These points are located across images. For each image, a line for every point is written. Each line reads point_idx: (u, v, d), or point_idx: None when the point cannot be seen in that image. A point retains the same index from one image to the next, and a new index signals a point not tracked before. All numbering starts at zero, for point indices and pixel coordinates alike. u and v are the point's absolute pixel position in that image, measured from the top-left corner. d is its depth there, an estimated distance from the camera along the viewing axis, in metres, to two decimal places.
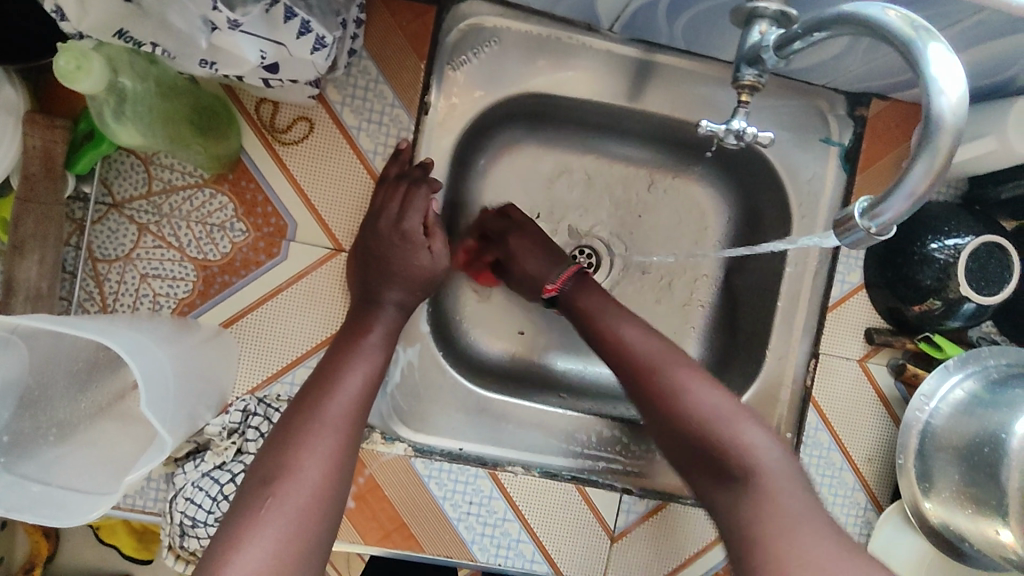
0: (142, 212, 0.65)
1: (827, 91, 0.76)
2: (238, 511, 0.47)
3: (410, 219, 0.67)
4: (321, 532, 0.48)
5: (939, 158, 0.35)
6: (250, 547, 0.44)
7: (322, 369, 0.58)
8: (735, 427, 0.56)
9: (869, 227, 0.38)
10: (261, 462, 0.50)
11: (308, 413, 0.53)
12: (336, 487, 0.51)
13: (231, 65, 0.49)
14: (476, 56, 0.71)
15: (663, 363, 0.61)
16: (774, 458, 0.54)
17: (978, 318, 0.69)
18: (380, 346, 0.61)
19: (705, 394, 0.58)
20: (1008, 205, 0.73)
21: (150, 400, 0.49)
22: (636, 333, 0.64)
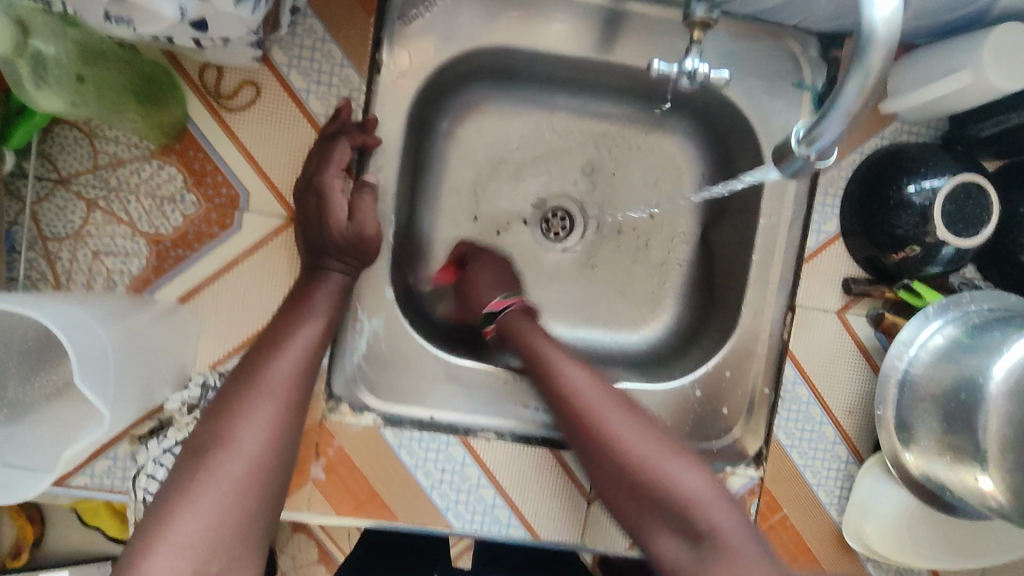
0: (89, 187, 0.63)
1: (799, 32, 0.72)
2: (174, 480, 0.49)
3: (327, 173, 0.63)
4: (261, 503, 0.50)
5: (871, 74, 0.38)
6: (182, 521, 0.46)
7: (264, 339, 0.60)
8: (674, 477, 0.59)
9: (808, 153, 0.43)
10: (198, 432, 0.52)
11: (246, 380, 0.55)
12: (278, 454, 0.53)
13: (148, 22, 0.46)
14: (428, 10, 0.68)
15: (599, 404, 0.64)
16: (695, 489, 0.59)
17: (958, 263, 0.67)
18: (323, 310, 0.62)
19: (638, 440, 0.62)
20: (989, 143, 0.70)
21: (83, 376, 0.49)
22: (574, 369, 0.67)
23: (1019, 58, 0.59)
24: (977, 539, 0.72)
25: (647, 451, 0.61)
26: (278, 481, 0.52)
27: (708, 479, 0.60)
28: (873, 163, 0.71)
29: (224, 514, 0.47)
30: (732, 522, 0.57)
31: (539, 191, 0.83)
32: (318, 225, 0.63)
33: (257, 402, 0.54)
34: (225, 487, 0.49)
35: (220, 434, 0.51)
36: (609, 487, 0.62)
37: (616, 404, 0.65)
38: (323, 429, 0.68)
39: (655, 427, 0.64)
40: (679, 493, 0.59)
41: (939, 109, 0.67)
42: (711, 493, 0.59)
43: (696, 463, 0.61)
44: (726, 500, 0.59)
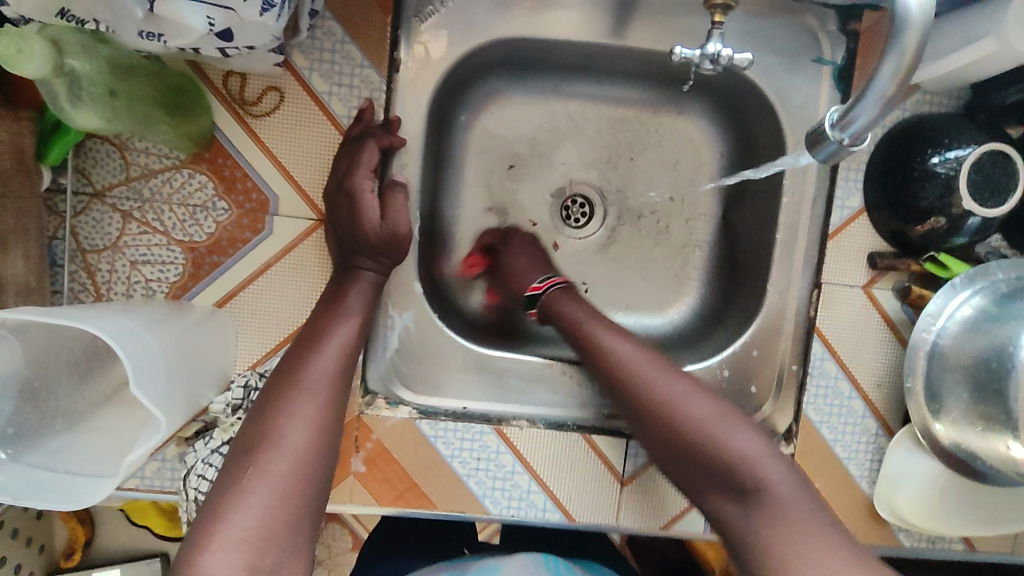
0: (123, 199, 0.65)
1: (816, 7, 0.71)
2: (225, 479, 0.51)
3: (357, 175, 0.64)
4: (309, 498, 0.51)
5: (906, 54, 0.38)
6: (235, 517, 0.47)
7: (302, 339, 0.61)
8: (728, 440, 0.56)
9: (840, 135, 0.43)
10: (244, 433, 0.54)
11: (288, 381, 0.57)
12: (322, 450, 0.54)
13: (179, 36, 0.47)
14: (444, 5, 0.69)
15: (642, 367, 0.62)
16: (750, 447, 0.56)
17: (985, 232, 0.67)
18: (356, 311, 0.63)
19: (698, 404, 0.59)
20: (1013, 110, 0.69)
21: (138, 384, 0.51)
22: (615, 337, 0.65)
23: None
24: (1009, 506, 0.72)
25: (701, 411, 0.58)
26: (323, 477, 0.54)
27: (761, 437, 0.57)
28: (893, 137, 0.71)
29: (274, 508, 0.49)
30: (780, 472, 0.55)
31: (559, 180, 0.84)
32: (351, 225, 0.64)
33: (299, 400, 0.55)
34: (274, 483, 0.50)
35: (267, 433, 0.53)
36: (657, 447, 0.60)
37: (652, 361, 0.63)
38: (360, 423, 0.70)
39: (696, 382, 0.61)
40: (726, 453, 0.56)
41: (961, 77, 0.67)
42: (750, 438, 0.56)
43: (741, 419, 0.58)
44: (773, 452, 0.56)
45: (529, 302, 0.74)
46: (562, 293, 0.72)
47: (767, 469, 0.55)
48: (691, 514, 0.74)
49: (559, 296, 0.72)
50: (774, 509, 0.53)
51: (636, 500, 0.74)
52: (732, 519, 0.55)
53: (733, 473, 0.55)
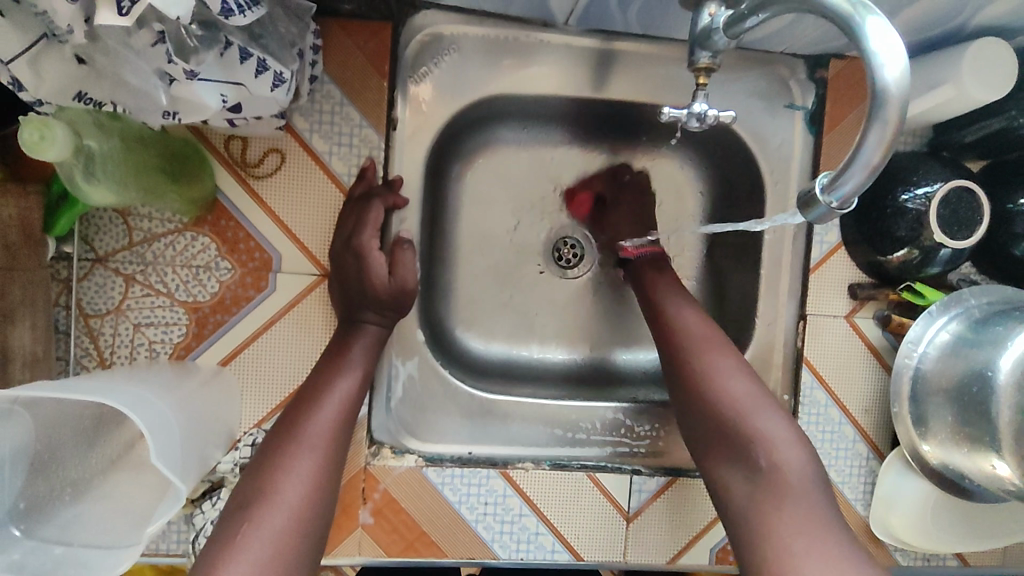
0: (126, 263, 0.65)
1: (785, 57, 0.76)
2: (220, 535, 0.52)
3: (362, 233, 0.66)
4: (300, 556, 0.53)
5: (889, 122, 0.36)
6: (227, 574, 0.48)
7: (304, 389, 0.62)
8: (755, 420, 0.60)
9: (829, 200, 0.39)
10: (244, 486, 0.55)
11: (288, 435, 0.58)
12: (316, 505, 0.55)
13: (193, 115, 0.49)
14: (437, 66, 0.71)
15: (680, 332, 0.68)
16: (774, 431, 0.59)
17: (956, 261, 0.71)
18: (358, 365, 0.65)
19: (734, 383, 0.63)
20: (973, 147, 0.74)
21: (159, 453, 0.50)
22: (693, 316, 0.69)
23: (992, 72, 0.64)
24: (997, 520, 0.76)
25: (739, 389, 0.62)
26: (316, 532, 0.55)
27: (791, 426, 0.60)
28: None
29: (265, 565, 0.50)
30: (794, 461, 0.57)
31: (550, 224, 0.87)
32: (358, 281, 0.66)
33: (298, 455, 0.57)
34: (268, 539, 0.51)
35: (263, 489, 0.54)
36: (694, 411, 0.64)
37: (710, 338, 0.67)
38: (367, 474, 0.71)
39: (744, 364, 0.65)
40: (755, 435, 0.59)
41: (924, 120, 0.71)
42: (754, 403, 0.61)
43: (777, 409, 0.61)
44: (800, 443, 0.59)
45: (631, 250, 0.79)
46: (654, 265, 0.76)
47: (783, 455, 0.57)
48: (693, 548, 0.76)
49: (653, 268, 0.76)
50: (785, 489, 0.55)
51: (642, 537, 0.75)
52: (733, 485, 0.59)
53: (750, 449, 0.59)
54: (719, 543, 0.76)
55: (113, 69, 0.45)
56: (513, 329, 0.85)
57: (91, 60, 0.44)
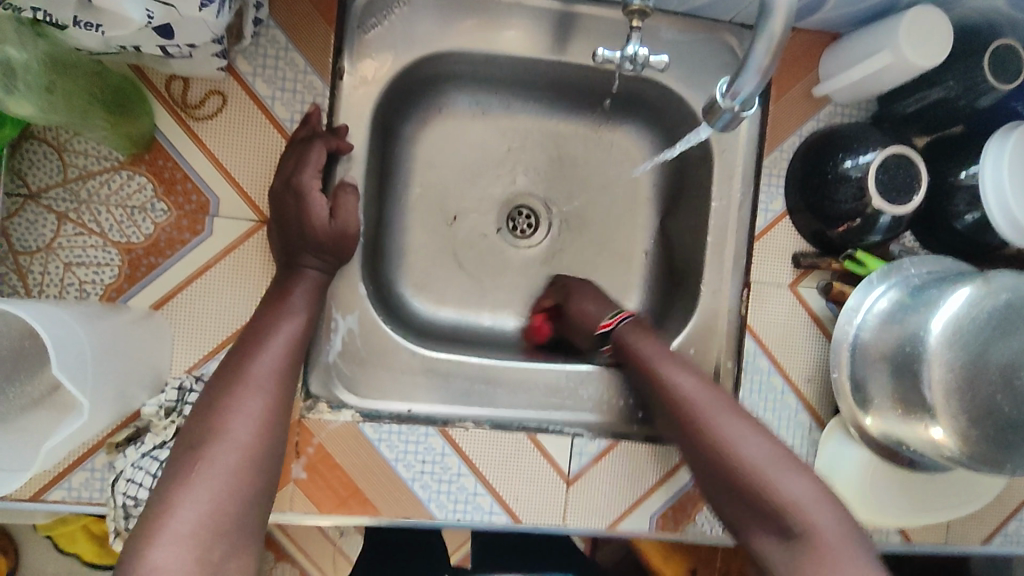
0: (59, 200, 0.64)
1: (733, 27, 0.77)
2: (168, 476, 0.51)
3: (304, 174, 0.65)
4: (256, 492, 0.53)
5: (776, 33, 0.42)
6: (183, 510, 0.48)
7: (249, 331, 0.62)
8: (780, 483, 0.59)
9: (732, 105, 0.47)
10: (190, 427, 0.54)
11: (231, 377, 0.57)
12: (269, 441, 0.56)
13: (116, 27, 0.48)
14: (386, 19, 0.72)
15: (702, 402, 0.66)
16: (797, 492, 0.58)
17: (897, 229, 0.72)
18: (301, 309, 0.64)
19: (746, 440, 0.62)
20: (914, 119, 0.75)
21: (65, 370, 0.51)
22: (687, 376, 0.68)
23: (929, 36, 0.65)
24: (937, 492, 0.76)
25: (755, 453, 0.61)
26: (270, 469, 0.55)
27: (814, 484, 0.60)
28: (809, 144, 0.76)
29: (223, 502, 0.50)
30: (825, 520, 0.57)
31: (503, 191, 0.87)
32: (298, 223, 0.65)
33: (245, 395, 0.56)
34: (223, 475, 0.51)
35: (213, 427, 0.54)
36: (720, 478, 0.63)
37: (720, 403, 0.66)
38: (301, 427, 0.69)
39: (751, 421, 0.65)
40: (779, 500, 0.59)
41: (865, 90, 0.73)
42: (771, 460, 0.61)
43: (796, 464, 0.61)
44: (827, 496, 0.59)
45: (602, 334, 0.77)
46: (635, 327, 0.75)
47: (812, 513, 0.57)
48: (634, 513, 0.75)
49: (634, 330, 0.75)
50: (823, 557, 0.55)
51: (583, 501, 0.74)
52: (777, 557, 0.58)
53: (782, 515, 0.58)
54: (660, 509, 0.75)
55: None
56: (463, 293, 0.85)
57: None
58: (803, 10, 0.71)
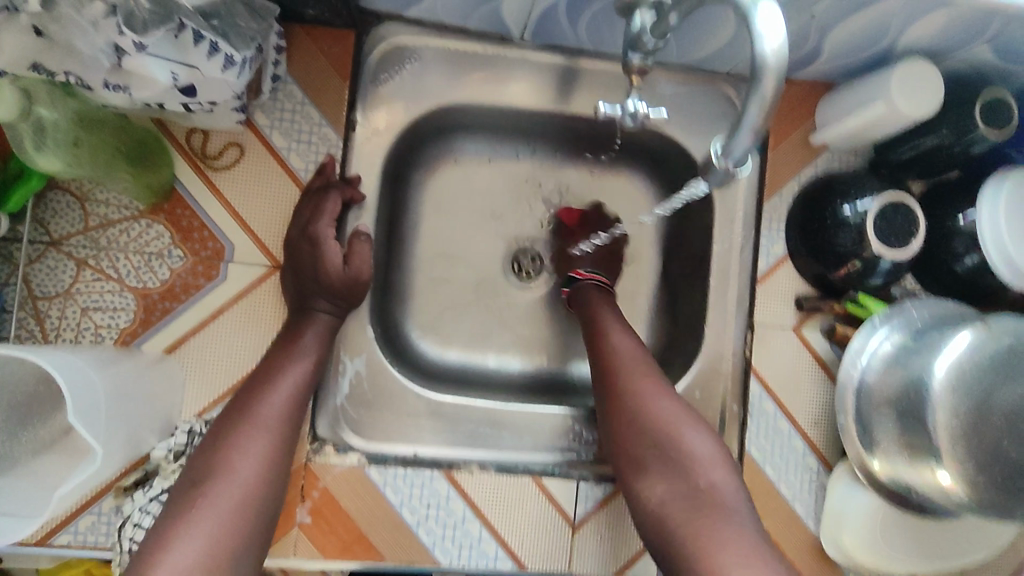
0: (80, 247, 0.67)
1: (731, 79, 0.80)
2: (170, 510, 0.52)
3: (320, 224, 0.67)
4: (251, 530, 0.54)
5: (767, 96, 0.41)
6: (181, 546, 0.49)
7: (261, 370, 0.63)
8: (686, 438, 0.62)
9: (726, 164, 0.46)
10: (195, 463, 0.56)
11: (240, 416, 0.59)
12: (269, 484, 0.57)
13: (144, 87, 0.51)
14: (398, 74, 0.75)
15: (628, 362, 0.69)
16: (705, 450, 0.62)
17: (897, 272, 0.73)
18: (311, 350, 0.66)
19: (659, 398, 0.65)
20: (910, 166, 0.77)
21: (79, 416, 0.52)
22: (624, 337, 0.71)
23: (919, 89, 0.67)
24: (948, 537, 0.75)
25: (667, 410, 0.64)
26: (268, 505, 0.56)
27: (713, 442, 0.63)
28: (809, 192, 0.78)
29: (220, 533, 0.51)
30: (721, 477, 0.60)
31: (509, 235, 0.89)
32: (313, 270, 0.67)
33: (253, 436, 0.58)
34: (223, 511, 0.52)
35: (218, 464, 0.55)
36: (621, 430, 0.65)
37: (646, 368, 0.68)
38: (307, 471, 0.70)
39: (665, 384, 0.67)
40: (688, 453, 0.61)
41: (861, 138, 0.75)
42: (682, 419, 0.64)
43: (699, 422, 0.65)
44: (697, 427, 0.64)
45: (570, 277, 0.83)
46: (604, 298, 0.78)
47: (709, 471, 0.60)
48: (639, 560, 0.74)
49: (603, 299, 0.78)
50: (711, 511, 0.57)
51: (589, 546, 0.74)
52: (667, 507, 0.59)
53: (693, 469, 0.60)
54: None
55: (65, 39, 0.46)
56: (471, 334, 0.86)
57: (46, 31, 0.45)
58: (799, 63, 0.73)
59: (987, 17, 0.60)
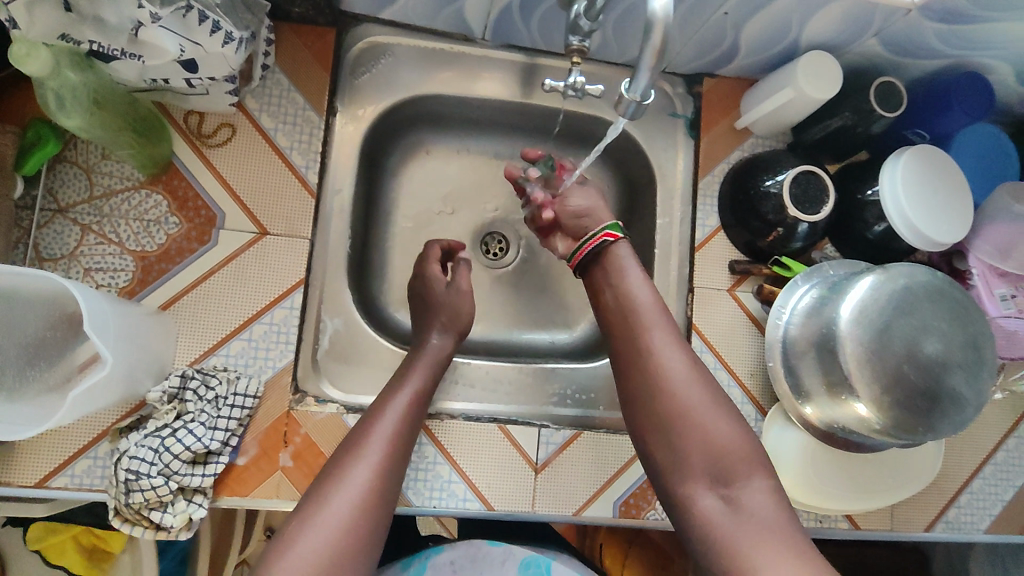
0: (85, 214, 0.74)
1: (667, 75, 0.91)
2: (302, 511, 0.63)
3: (431, 267, 0.88)
4: (368, 530, 0.64)
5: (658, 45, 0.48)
6: (304, 544, 0.60)
7: (386, 390, 0.75)
8: (716, 426, 0.66)
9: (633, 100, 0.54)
10: (316, 479, 0.67)
11: (364, 432, 0.70)
12: (382, 490, 0.67)
13: (155, 57, 0.60)
14: (373, 68, 0.85)
15: (651, 324, 0.72)
16: (734, 439, 0.66)
17: (814, 235, 0.83)
18: (421, 376, 0.77)
19: (681, 375, 0.69)
20: (821, 147, 0.89)
21: (94, 328, 0.59)
22: (649, 304, 0.74)
23: (822, 74, 0.78)
24: (874, 474, 0.83)
25: (698, 396, 0.68)
26: (379, 511, 0.66)
27: (739, 430, 0.67)
28: (735, 169, 0.88)
29: (340, 530, 0.62)
30: (756, 476, 0.63)
31: (476, 218, 0.98)
32: (424, 297, 0.86)
33: (363, 453, 0.68)
34: (336, 518, 0.62)
35: (332, 478, 0.66)
36: (649, 409, 0.69)
37: (671, 337, 0.72)
38: (290, 419, 0.76)
39: (693, 361, 0.71)
40: (717, 442, 0.65)
41: (778, 122, 0.86)
42: (708, 404, 0.68)
43: (726, 410, 0.68)
44: (726, 416, 0.68)
45: (614, 224, 0.79)
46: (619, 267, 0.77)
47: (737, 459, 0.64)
48: (597, 500, 0.81)
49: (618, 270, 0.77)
50: (746, 515, 0.60)
51: (550, 488, 0.80)
52: (710, 509, 0.63)
53: (722, 459, 0.64)
54: (622, 497, 0.81)
55: (93, 12, 0.55)
56: None
57: (75, 6, 0.55)
58: (722, 57, 0.85)
59: (870, 9, 0.72)
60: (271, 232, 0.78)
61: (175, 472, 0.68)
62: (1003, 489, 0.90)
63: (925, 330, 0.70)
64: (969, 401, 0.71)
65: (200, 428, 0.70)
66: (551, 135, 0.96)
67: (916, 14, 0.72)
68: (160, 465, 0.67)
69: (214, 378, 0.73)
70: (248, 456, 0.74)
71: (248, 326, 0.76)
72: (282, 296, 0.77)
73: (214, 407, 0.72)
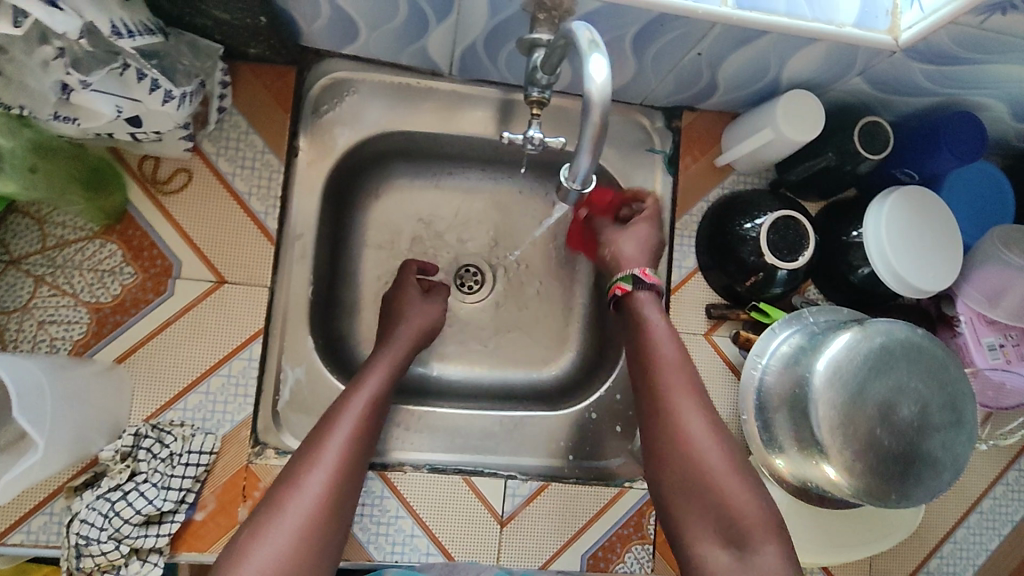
0: (37, 265, 0.72)
1: (646, 108, 0.88)
2: (252, 524, 0.59)
3: (409, 285, 0.86)
4: (323, 538, 0.60)
5: (597, 125, 0.49)
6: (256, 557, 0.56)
7: (344, 394, 0.72)
8: (735, 491, 0.63)
9: (573, 182, 0.56)
10: (272, 488, 0.63)
11: (322, 435, 0.66)
12: (340, 495, 0.63)
13: (91, 119, 0.58)
14: (337, 105, 0.82)
15: (671, 378, 0.70)
16: (755, 508, 0.63)
17: (794, 281, 0.80)
18: (370, 388, 0.72)
19: (700, 432, 0.67)
20: (805, 187, 0.85)
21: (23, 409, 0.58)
22: (672, 349, 0.71)
23: (802, 117, 0.75)
24: (848, 531, 0.81)
25: (717, 459, 0.65)
26: (338, 520, 0.63)
27: (755, 492, 0.64)
28: (713, 210, 0.85)
29: (293, 543, 0.58)
30: (772, 545, 0.60)
31: (450, 253, 0.95)
32: (389, 315, 0.84)
33: (324, 456, 0.64)
34: (292, 527, 0.59)
35: (290, 482, 0.62)
36: (667, 461, 0.67)
37: (693, 387, 0.70)
38: (248, 472, 0.74)
39: (715, 416, 0.68)
40: (734, 508, 0.62)
41: (758, 161, 0.83)
42: (726, 463, 0.65)
43: (746, 472, 0.65)
44: (748, 477, 0.65)
45: (627, 276, 0.76)
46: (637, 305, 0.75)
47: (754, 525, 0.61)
48: (565, 553, 0.79)
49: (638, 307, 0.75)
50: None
51: (516, 540, 0.78)
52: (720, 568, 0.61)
53: (737, 527, 0.62)
54: (591, 550, 0.79)
55: (18, 76, 0.53)
56: None
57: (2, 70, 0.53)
58: (701, 94, 0.81)
59: (852, 52, 0.68)
60: (229, 281, 0.76)
61: (126, 535, 0.67)
62: (987, 538, 0.87)
63: (900, 393, 0.68)
64: (943, 466, 0.69)
65: (152, 489, 0.69)
66: (519, 169, 0.93)
67: (901, 56, 0.68)
68: (110, 530, 0.66)
69: (170, 435, 0.72)
70: (206, 510, 0.72)
71: (206, 378, 0.74)
72: (240, 347, 0.75)
73: (167, 465, 0.71)
